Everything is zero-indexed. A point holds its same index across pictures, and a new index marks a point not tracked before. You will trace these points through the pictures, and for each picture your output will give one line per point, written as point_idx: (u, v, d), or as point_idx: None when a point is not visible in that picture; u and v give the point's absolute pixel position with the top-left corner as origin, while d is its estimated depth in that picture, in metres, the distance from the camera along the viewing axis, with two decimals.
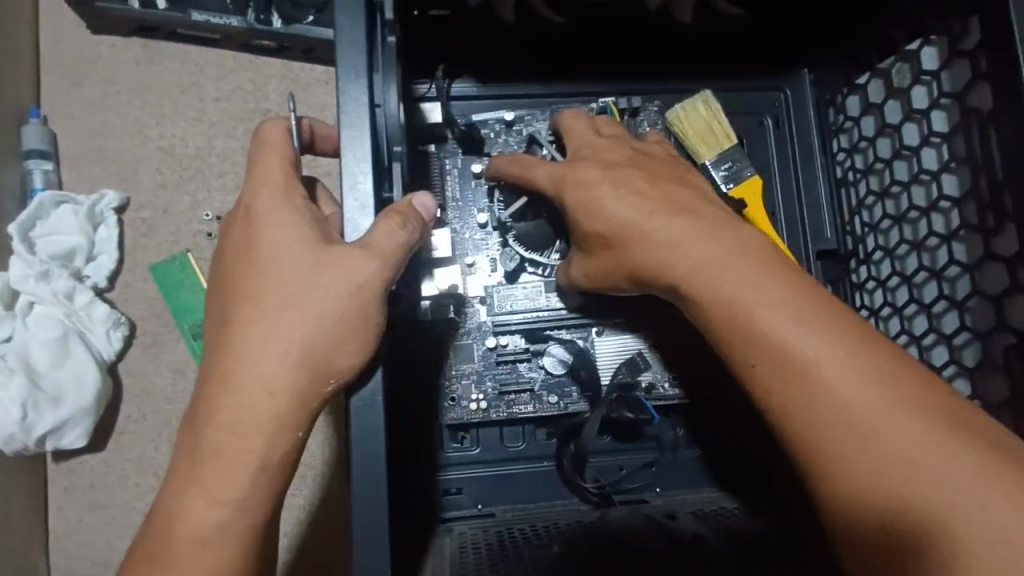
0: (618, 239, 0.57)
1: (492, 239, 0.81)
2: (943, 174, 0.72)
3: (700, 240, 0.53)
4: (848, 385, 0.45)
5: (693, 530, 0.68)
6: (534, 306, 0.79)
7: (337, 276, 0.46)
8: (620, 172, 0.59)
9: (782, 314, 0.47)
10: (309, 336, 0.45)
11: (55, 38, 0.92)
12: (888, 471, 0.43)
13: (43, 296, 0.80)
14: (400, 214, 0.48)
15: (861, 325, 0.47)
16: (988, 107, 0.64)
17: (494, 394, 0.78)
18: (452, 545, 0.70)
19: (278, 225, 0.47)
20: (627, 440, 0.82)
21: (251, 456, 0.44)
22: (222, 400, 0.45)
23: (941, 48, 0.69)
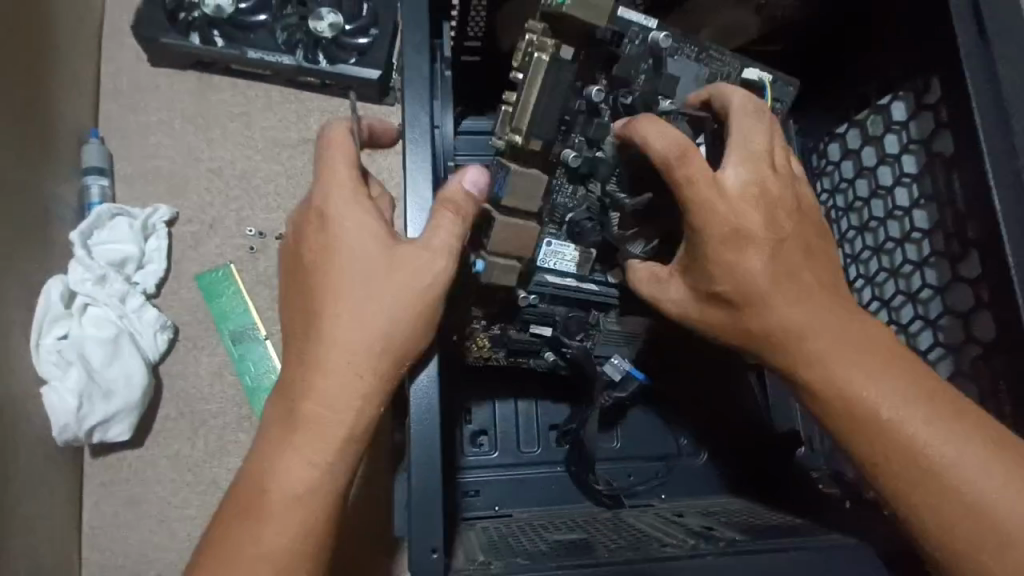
0: (745, 309, 0.58)
1: (584, 194, 0.70)
2: (914, 210, 0.82)
3: (802, 303, 0.57)
4: (949, 454, 0.53)
5: (703, 524, 0.73)
6: (565, 266, 0.73)
7: (410, 276, 0.54)
8: (759, 226, 0.57)
9: (900, 404, 0.54)
10: (385, 326, 0.53)
11: (116, 69, 1.01)
12: (982, 523, 0.52)
13: (99, 298, 0.87)
14: (452, 204, 0.56)
15: (959, 405, 0.55)
16: (949, 150, 0.75)
17: (503, 342, 0.76)
18: (478, 534, 0.74)
19: (359, 233, 0.54)
20: (633, 448, 0.88)
21: (337, 427, 0.53)
22: (312, 381, 0.53)
23: (908, 102, 0.81)
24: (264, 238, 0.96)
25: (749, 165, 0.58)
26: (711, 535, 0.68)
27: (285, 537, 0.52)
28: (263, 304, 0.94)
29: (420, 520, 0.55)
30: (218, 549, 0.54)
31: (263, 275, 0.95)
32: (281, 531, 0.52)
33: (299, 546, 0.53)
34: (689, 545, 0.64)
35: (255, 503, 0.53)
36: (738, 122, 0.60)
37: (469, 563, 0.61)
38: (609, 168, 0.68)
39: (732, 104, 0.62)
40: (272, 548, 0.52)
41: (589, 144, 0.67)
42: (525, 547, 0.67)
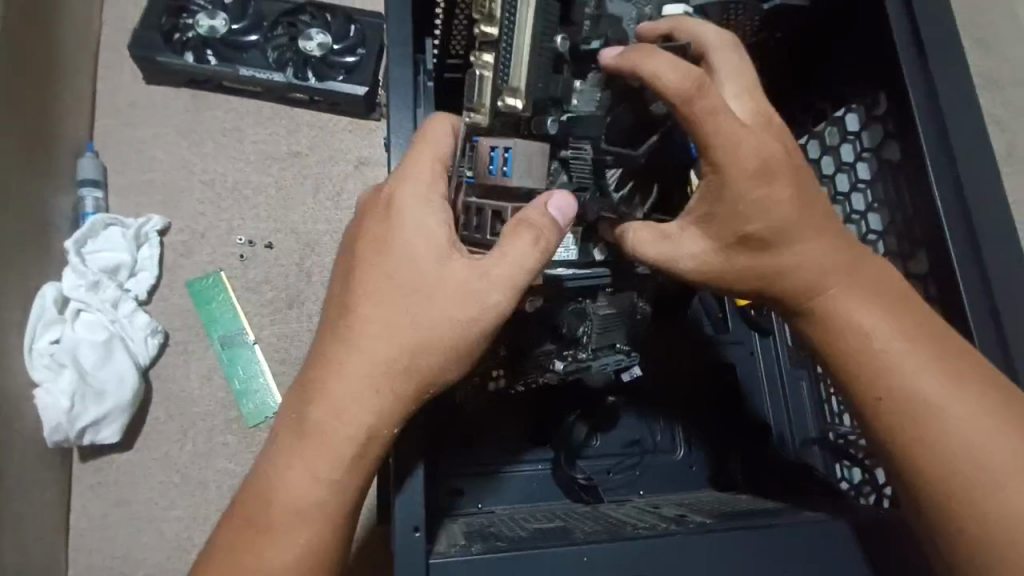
0: (770, 240, 0.54)
1: (579, 162, 0.63)
2: (869, 214, 0.88)
3: (819, 241, 0.55)
4: (960, 419, 0.51)
5: (677, 512, 0.76)
6: (565, 255, 0.67)
7: (455, 300, 0.54)
8: (779, 157, 0.53)
9: (913, 359, 0.52)
10: (428, 349, 0.54)
11: (112, 88, 1.05)
12: (971, 474, 0.50)
13: (92, 304, 0.90)
14: (534, 227, 0.54)
15: (980, 371, 0.52)
16: (896, 158, 0.81)
17: (509, 363, 0.71)
18: (460, 526, 0.76)
19: (414, 241, 0.55)
20: (610, 447, 0.91)
21: (354, 436, 0.54)
22: (331, 388, 0.54)
23: (860, 114, 0.87)
24: (254, 247, 0.99)
25: (749, 96, 0.55)
26: (682, 519, 0.71)
27: (286, 550, 0.54)
28: (252, 310, 0.97)
29: (403, 501, 0.58)
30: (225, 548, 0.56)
31: (252, 282, 0.98)
32: (287, 539, 0.54)
33: (303, 561, 0.54)
34: (661, 527, 0.67)
35: (268, 499, 0.55)
36: (720, 60, 0.57)
37: (451, 544, 0.64)
38: (595, 124, 0.62)
39: (706, 40, 0.58)
40: (277, 562, 0.54)
41: (558, 108, 0.61)
42: (504, 534, 0.70)
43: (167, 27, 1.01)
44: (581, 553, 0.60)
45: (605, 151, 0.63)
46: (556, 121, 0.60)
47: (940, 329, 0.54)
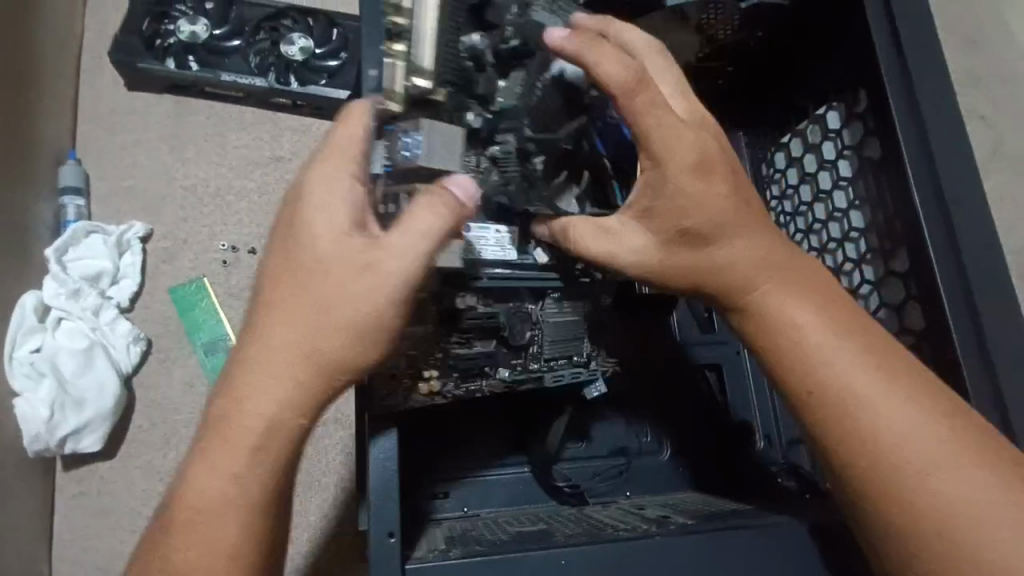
0: (708, 233, 0.55)
1: (502, 155, 0.64)
2: (851, 212, 0.88)
3: (754, 236, 0.56)
4: (896, 418, 0.50)
5: (661, 514, 0.76)
6: (501, 255, 0.67)
7: (353, 280, 0.52)
8: (717, 155, 0.55)
9: (847, 357, 0.52)
10: (336, 335, 0.52)
11: (93, 94, 1.04)
12: (905, 469, 0.50)
13: (73, 312, 0.90)
14: (435, 203, 0.53)
15: (914, 370, 0.52)
16: (877, 156, 0.81)
17: (447, 367, 0.65)
18: (442, 531, 0.75)
19: (313, 221, 0.53)
20: (594, 451, 0.91)
21: (261, 429, 0.53)
22: (242, 380, 0.53)
23: (841, 112, 0.87)
24: (236, 252, 0.99)
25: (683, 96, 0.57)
26: (664, 521, 0.71)
27: (198, 550, 0.53)
28: (235, 316, 0.96)
29: (379, 507, 0.58)
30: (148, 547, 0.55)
31: (235, 288, 0.98)
32: (196, 540, 0.53)
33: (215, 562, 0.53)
34: (641, 529, 0.67)
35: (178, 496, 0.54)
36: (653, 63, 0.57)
37: (430, 549, 0.64)
38: (516, 116, 0.64)
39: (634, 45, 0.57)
40: (193, 561, 0.53)
41: (479, 105, 0.63)
42: (483, 538, 0.69)
43: (148, 32, 1.01)
44: (560, 557, 0.59)
45: (524, 139, 0.64)
46: (476, 116, 0.63)
47: (874, 328, 0.54)
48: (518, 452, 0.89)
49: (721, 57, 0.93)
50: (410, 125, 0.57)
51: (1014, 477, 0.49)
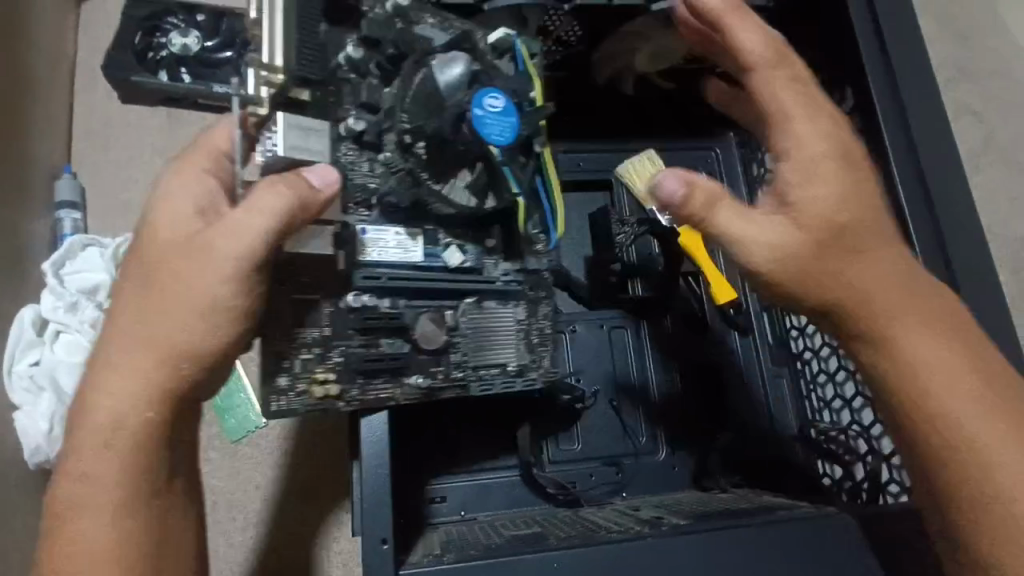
0: (844, 235, 0.60)
1: (389, 156, 0.64)
2: None
3: (877, 239, 0.61)
4: (986, 419, 0.57)
5: (655, 514, 0.76)
6: (402, 257, 0.66)
7: (201, 271, 0.54)
8: (847, 168, 0.61)
9: (948, 358, 0.58)
10: (185, 318, 0.54)
11: (87, 108, 1.06)
12: (990, 462, 0.57)
13: (70, 324, 0.90)
14: (284, 185, 0.55)
15: (994, 375, 0.59)
16: None
17: (349, 371, 0.63)
18: (439, 535, 0.76)
19: (167, 223, 0.56)
20: (590, 450, 0.91)
21: (115, 419, 0.54)
22: (102, 376, 0.55)
23: None
24: None
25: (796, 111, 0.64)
26: (658, 521, 0.72)
27: (77, 550, 0.54)
28: None
29: (370, 514, 0.59)
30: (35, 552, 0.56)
31: None
32: (86, 539, 0.54)
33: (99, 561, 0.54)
34: (634, 530, 0.68)
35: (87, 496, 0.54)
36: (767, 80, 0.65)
37: (424, 554, 0.64)
38: (392, 112, 0.63)
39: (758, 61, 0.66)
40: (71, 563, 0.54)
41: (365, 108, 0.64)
42: (478, 542, 0.70)
43: (140, 47, 1.02)
44: (552, 560, 0.60)
45: (402, 132, 0.63)
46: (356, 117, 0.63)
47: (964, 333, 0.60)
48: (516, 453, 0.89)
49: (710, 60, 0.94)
50: (268, 126, 0.58)
51: None
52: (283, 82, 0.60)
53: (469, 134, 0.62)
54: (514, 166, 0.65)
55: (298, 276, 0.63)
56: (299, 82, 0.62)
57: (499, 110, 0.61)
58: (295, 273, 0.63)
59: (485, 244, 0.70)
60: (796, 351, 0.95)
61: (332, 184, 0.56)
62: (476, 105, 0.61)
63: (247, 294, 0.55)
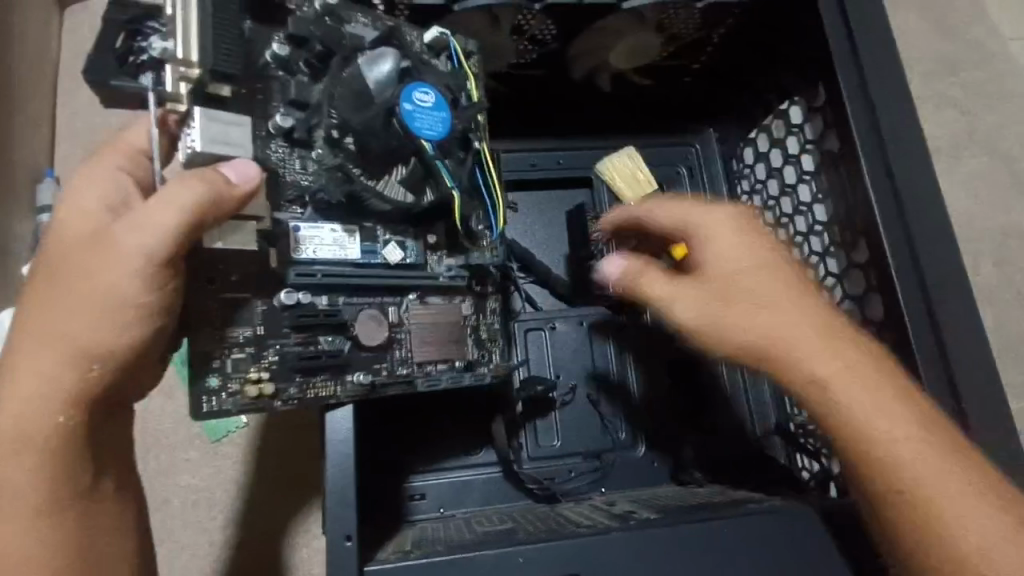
0: (729, 305, 0.62)
1: (320, 153, 0.67)
2: (815, 205, 0.88)
3: (778, 299, 0.61)
4: (919, 465, 0.55)
5: (627, 509, 0.77)
6: (342, 254, 0.68)
7: (108, 269, 0.55)
8: (734, 243, 0.64)
9: (872, 403, 0.57)
10: (89, 317, 0.56)
11: (70, 113, 1.07)
12: (929, 508, 0.54)
13: None
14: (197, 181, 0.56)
15: (926, 417, 0.57)
16: (836, 149, 0.81)
17: (285, 370, 0.65)
18: (414, 532, 0.76)
19: (81, 224, 0.58)
20: (568, 446, 0.91)
21: (26, 418, 0.56)
22: (16, 374, 0.57)
23: (802, 107, 0.88)
24: None
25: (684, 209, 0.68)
26: (627, 517, 0.72)
27: (26, 539, 0.58)
28: None
29: (336, 511, 0.60)
30: None
31: None
32: (29, 530, 0.58)
33: (50, 546, 0.59)
34: (601, 525, 0.68)
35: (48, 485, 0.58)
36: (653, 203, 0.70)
37: (393, 550, 0.65)
38: (320, 107, 0.67)
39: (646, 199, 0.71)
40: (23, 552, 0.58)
41: (291, 105, 0.67)
42: (448, 539, 0.70)
43: None
44: (517, 555, 0.60)
45: (330, 127, 0.66)
46: (285, 116, 0.66)
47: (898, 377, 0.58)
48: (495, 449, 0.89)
49: (688, 56, 0.94)
50: (188, 123, 0.61)
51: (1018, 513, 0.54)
52: (200, 77, 0.60)
53: (399, 128, 0.66)
54: (448, 162, 0.70)
55: (226, 274, 0.64)
56: (219, 77, 0.61)
57: (429, 104, 0.67)
58: (223, 271, 0.64)
59: (427, 240, 0.74)
60: None
61: (249, 178, 0.59)
62: (406, 100, 0.66)
63: (154, 291, 0.56)
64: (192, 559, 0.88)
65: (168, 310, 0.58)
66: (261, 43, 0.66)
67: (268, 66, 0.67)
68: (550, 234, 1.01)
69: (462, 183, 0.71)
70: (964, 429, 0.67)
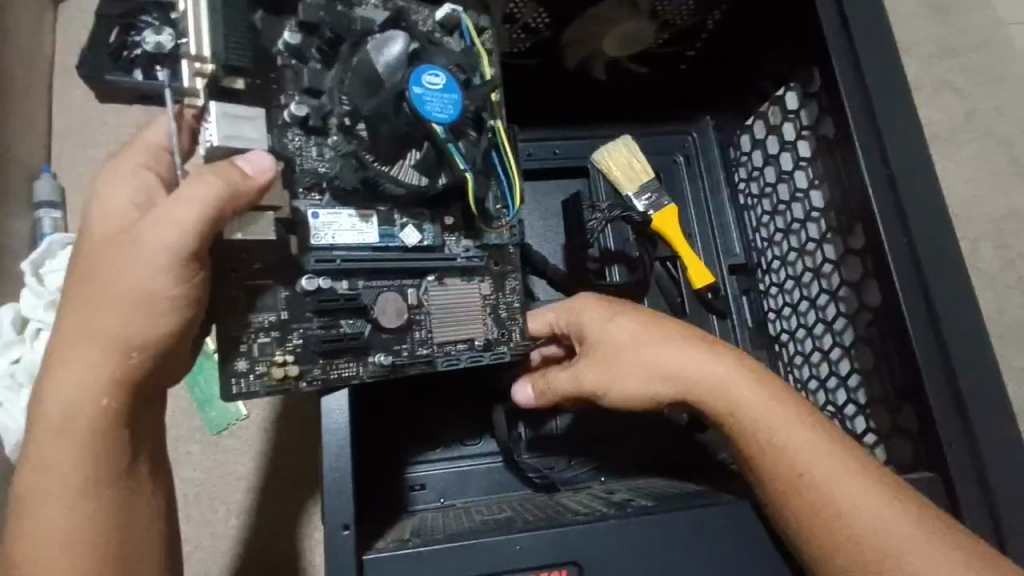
0: (613, 359, 0.69)
1: (336, 141, 0.68)
2: (812, 191, 0.87)
3: (661, 343, 0.68)
4: (814, 472, 0.59)
5: (625, 497, 0.77)
6: (361, 237, 0.68)
7: (134, 265, 0.56)
8: (617, 314, 0.71)
9: (761, 421, 0.62)
10: (118, 312, 0.56)
11: (66, 109, 1.07)
12: (828, 512, 0.57)
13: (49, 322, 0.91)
14: (221, 174, 0.57)
15: (818, 432, 0.61)
16: (831, 134, 0.81)
17: (309, 352, 0.65)
18: (413, 522, 0.76)
19: (106, 226, 0.58)
20: (568, 435, 0.92)
21: (64, 412, 0.56)
22: (51, 375, 0.57)
23: (798, 93, 0.87)
24: None
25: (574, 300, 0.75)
26: (625, 504, 0.72)
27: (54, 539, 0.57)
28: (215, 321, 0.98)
29: (334, 500, 0.60)
30: (14, 552, 0.59)
31: None
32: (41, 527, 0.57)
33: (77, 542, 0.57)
34: (599, 513, 0.68)
35: (37, 482, 0.57)
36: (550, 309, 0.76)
37: (393, 539, 0.65)
38: (332, 95, 0.68)
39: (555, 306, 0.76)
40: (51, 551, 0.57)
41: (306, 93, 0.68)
42: (446, 529, 0.70)
43: None
44: (515, 542, 0.61)
45: (342, 115, 0.67)
46: (300, 104, 0.67)
47: (790, 398, 0.63)
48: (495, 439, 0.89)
49: (683, 43, 0.94)
50: (204, 117, 0.63)
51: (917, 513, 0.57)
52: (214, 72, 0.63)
53: (409, 112, 0.66)
54: (461, 143, 0.69)
55: (250, 262, 0.64)
56: (230, 70, 0.63)
57: (438, 87, 0.67)
58: (246, 260, 0.64)
59: (445, 221, 0.73)
60: (773, 334, 0.97)
61: (264, 170, 0.59)
62: (415, 83, 0.66)
63: (183, 284, 0.57)
64: (195, 551, 0.89)
65: (197, 301, 0.58)
66: (273, 32, 0.68)
67: (263, 55, 0.67)
68: (547, 225, 1.00)
69: (476, 164, 0.70)
70: (959, 412, 0.67)
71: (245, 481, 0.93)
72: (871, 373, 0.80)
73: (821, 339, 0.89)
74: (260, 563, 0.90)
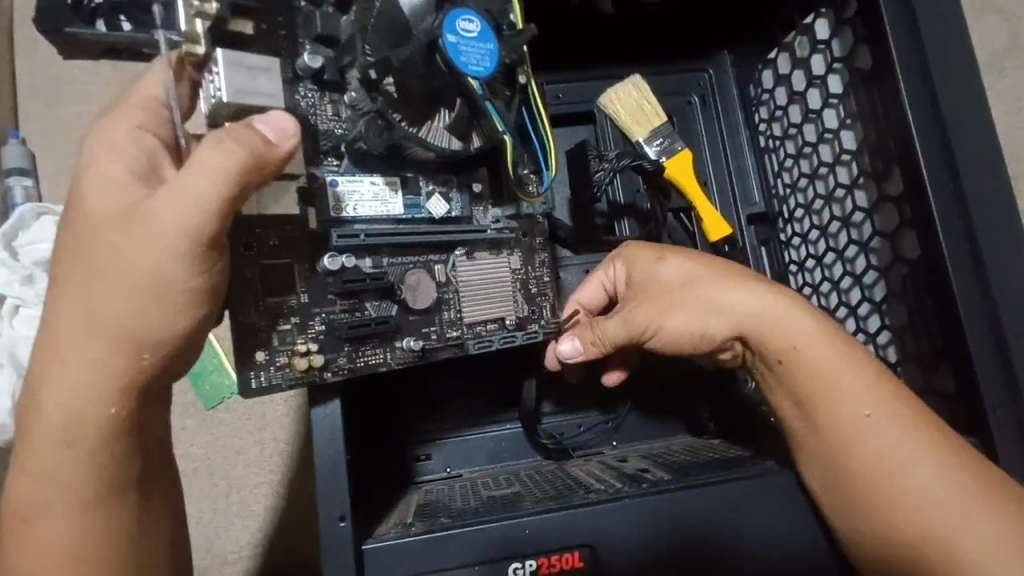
0: (668, 300, 0.64)
1: (354, 96, 0.60)
2: (842, 131, 0.79)
3: (725, 283, 0.63)
4: (868, 425, 0.57)
5: (639, 467, 0.73)
6: (386, 211, 0.62)
7: (142, 247, 0.47)
8: (674, 255, 0.66)
9: (820, 368, 0.58)
10: (128, 303, 0.48)
11: (31, 67, 0.99)
12: (879, 464, 0.56)
13: (27, 299, 0.87)
14: (244, 139, 0.48)
15: (880, 382, 0.58)
16: (867, 67, 0.72)
17: (334, 339, 0.59)
18: (417, 499, 0.73)
19: (98, 200, 0.49)
20: (585, 403, 0.87)
21: (69, 414, 0.49)
22: (50, 368, 0.50)
23: (830, 19, 0.78)
24: None
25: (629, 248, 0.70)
26: (638, 478, 0.68)
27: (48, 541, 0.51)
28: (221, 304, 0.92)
29: (327, 488, 0.56)
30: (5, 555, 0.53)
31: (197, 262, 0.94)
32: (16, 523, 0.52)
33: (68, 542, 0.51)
34: (614, 488, 0.64)
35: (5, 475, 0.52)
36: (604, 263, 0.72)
37: (393, 524, 0.62)
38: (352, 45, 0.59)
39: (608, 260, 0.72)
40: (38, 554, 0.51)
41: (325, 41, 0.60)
42: (454, 507, 0.67)
43: None
44: (524, 526, 0.57)
45: (367, 66, 0.58)
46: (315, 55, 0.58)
47: (854, 346, 0.59)
48: (509, 410, 0.85)
49: None
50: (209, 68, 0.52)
51: (976, 472, 0.55)
52: (219, 14, 0.52)
53: (443, 65, 0.59)
54: (499, 102, 0.63)
55: (264, 237, 0.57)
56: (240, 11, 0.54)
57: (473, 35, 0.59)
58: (260, 235, 0.57)
59: (473, 189, 0.67)
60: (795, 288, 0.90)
61: (287, 137, 0.51)
62: (449, 30, 0.58)
63: (202, 274, 0.49)
64: (198, 527, 0.87)
65: (215, 293, 0.51)
66: None
67: None
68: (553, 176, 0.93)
69: (512, 126, 0.64)
70: (1006, 374, 0.61)
71: (245, 456, 0.90)
72: (904, 331, 0.73)
73: (847, 295, 0.82)
74: (263, 537, 0.88)
